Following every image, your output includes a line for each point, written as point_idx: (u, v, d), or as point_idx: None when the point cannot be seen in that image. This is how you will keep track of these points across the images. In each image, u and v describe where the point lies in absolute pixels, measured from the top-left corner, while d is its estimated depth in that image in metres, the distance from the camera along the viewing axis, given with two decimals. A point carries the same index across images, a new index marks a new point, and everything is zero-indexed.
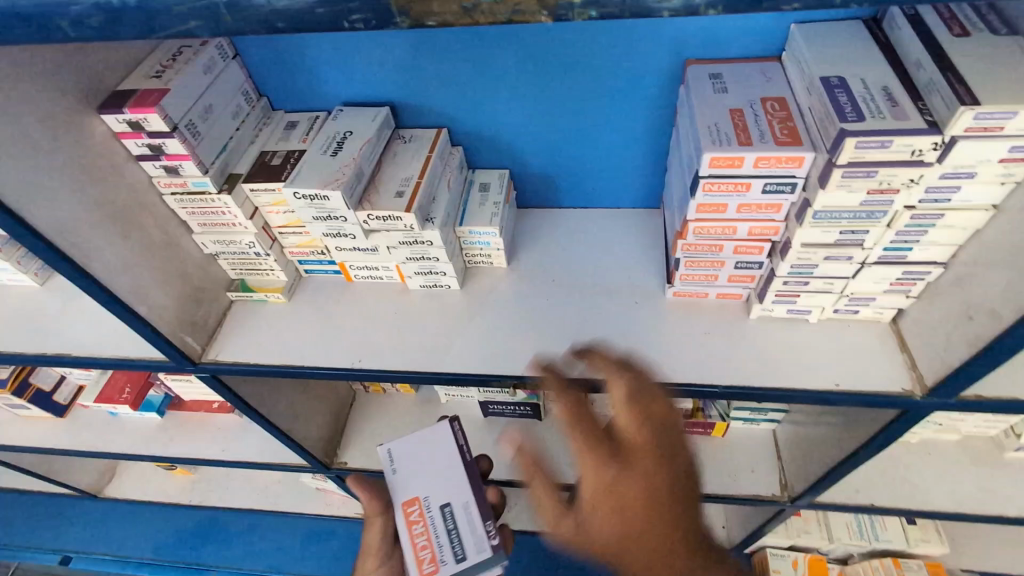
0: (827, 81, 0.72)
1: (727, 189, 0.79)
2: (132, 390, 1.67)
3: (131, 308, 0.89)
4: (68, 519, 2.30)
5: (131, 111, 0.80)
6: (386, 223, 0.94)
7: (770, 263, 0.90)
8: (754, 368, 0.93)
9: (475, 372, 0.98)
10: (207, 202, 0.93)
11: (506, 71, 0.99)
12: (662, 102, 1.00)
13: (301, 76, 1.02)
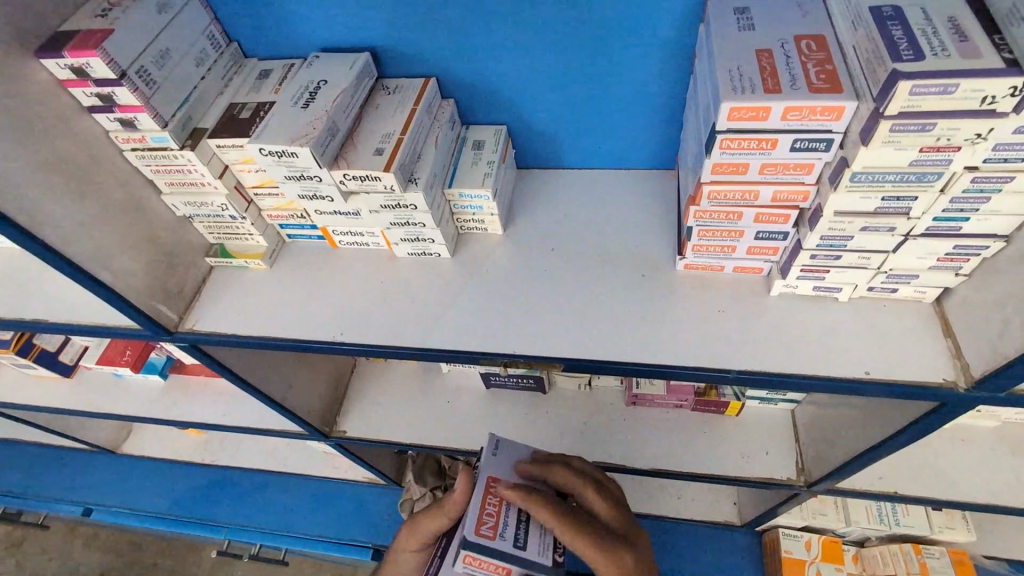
0: (878, 12, 0.59)
1: (749, 147, 0.67)
2: (133, 352, 1.65)
3: (91, 275, 0.82)
4: (88, 473, 2.36)
5: (71, 54, 0.72)
6: (364, 184, 0.85)
7: (797, 233, 0.78)
8: (772, 352, 0.83)
9: (463, 349, 0.90)
10: (169, 159, 0.85)
11: (501, 10, 0.86)
12: (679, 46, 0.87)
13: (273, 18, 0.92)
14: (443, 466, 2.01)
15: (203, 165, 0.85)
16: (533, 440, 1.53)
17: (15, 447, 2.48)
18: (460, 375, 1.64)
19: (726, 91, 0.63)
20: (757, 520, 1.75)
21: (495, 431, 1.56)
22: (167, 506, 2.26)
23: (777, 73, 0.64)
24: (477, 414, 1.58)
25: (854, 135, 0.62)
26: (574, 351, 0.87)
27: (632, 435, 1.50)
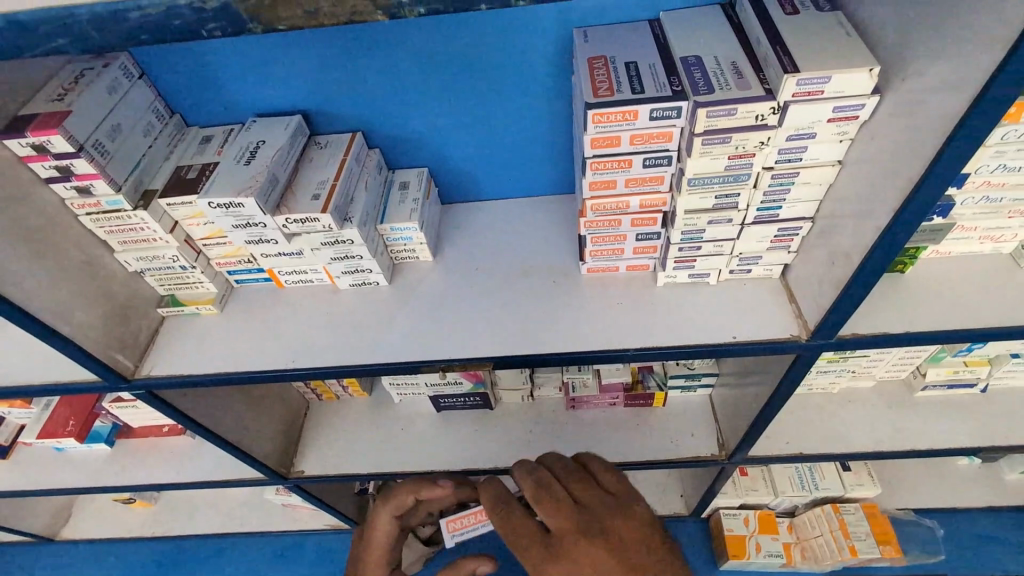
0: (684, 60, 0.80)
1: (612, 167, 0.86)
2: (76, 423, 1.64)
3: (52, 328, 0.90)
4: (24, 566, 2.22)
5: (33, 133, 0.82)
6: (305, 225, 0.98)
7: (665, 232, 0.97)
8: (662, 331, 1.00)
9: (405, 361, 1.03)
10: (124, 219, 0.95)
11: (411, 73, 1.04)
12: (559, 91, 1.08)
13: (211, 91, 1.05)
14: None
15: (156, 222, 0.96)
16: (485, 454, 1.64)
17: None
18: (411, 403, 1.73)
19: (584, 49, 0.89)
20: (701, 505, 1.90)
21: (449, 449, 1.65)
22: None
23: (615, 34, 0.91)
24: (430, 436, 1.67)
25: (666, 51, 0.86)
26: (502, 350, 1.02)
27: (575, 436, 1.64)
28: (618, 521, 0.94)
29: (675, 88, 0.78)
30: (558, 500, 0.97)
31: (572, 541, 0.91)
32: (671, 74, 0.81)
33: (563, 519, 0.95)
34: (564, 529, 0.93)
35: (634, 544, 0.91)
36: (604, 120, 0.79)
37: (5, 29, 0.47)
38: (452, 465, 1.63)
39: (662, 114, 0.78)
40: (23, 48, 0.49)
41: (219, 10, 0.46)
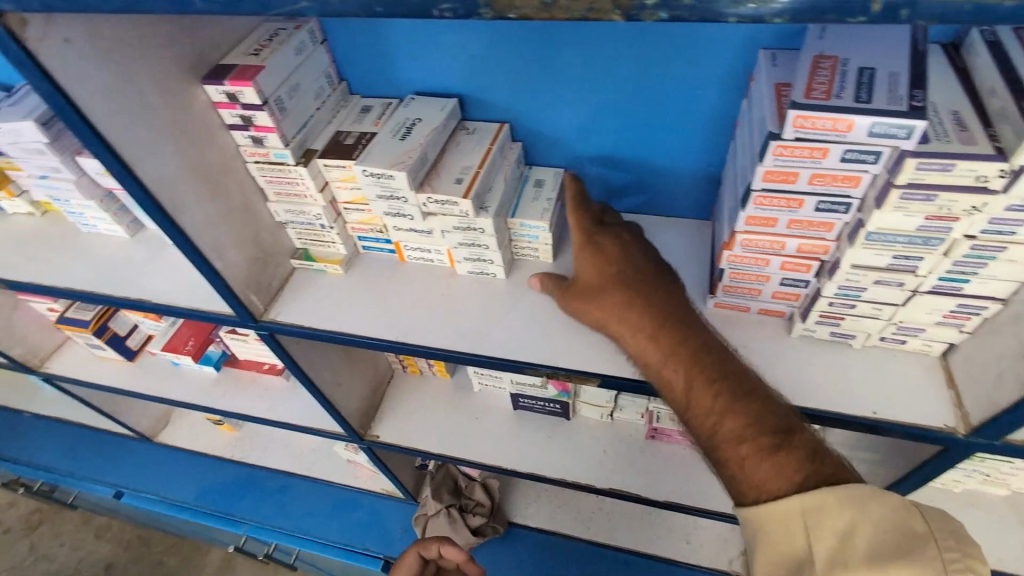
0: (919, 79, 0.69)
1: (779, 205, 0.80)
2: (195, 343, 1.81)
3: (210, 262, 0.98)
4: (125, 458, 2.52)
5: (230, 83, 0.89)
6: (444, 207, 0.99)
7: (817, 282, 0.89)
8: (790, 387, 0.93)
9: (512, 359, 1.03)
10: (285, 172, 1.02)
11: (574, 73, 1.02)
12: (725, 112, 1.01)
13: (379, 63, 1.10)
14: (459, 485, 2.10)
15: (311, 180, 1.02)
16: (553, 463, 1.62)
17: (62, 427, 2.65)
18: (489, 395, 1.74)
19: (773, 73, 0.82)
20: None
21: (519, 449, 1.65)
22: (193, 498, 2.40)
23: None
24: (503, 431, 1.68)
25: None
26: (611, 369, 0.99)
27: (649, 468, 1.58)
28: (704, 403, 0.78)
29: (915, 104, 0.65)
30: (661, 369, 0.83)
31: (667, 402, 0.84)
32: (915, 87, 0.68)
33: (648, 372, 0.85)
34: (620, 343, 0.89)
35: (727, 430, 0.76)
36: (787, 154, 0.73)
37: None
38: (519, 465, 1.62)
39: (857, 157, 0.70)
40: (270, 7, 0.52)
41: None
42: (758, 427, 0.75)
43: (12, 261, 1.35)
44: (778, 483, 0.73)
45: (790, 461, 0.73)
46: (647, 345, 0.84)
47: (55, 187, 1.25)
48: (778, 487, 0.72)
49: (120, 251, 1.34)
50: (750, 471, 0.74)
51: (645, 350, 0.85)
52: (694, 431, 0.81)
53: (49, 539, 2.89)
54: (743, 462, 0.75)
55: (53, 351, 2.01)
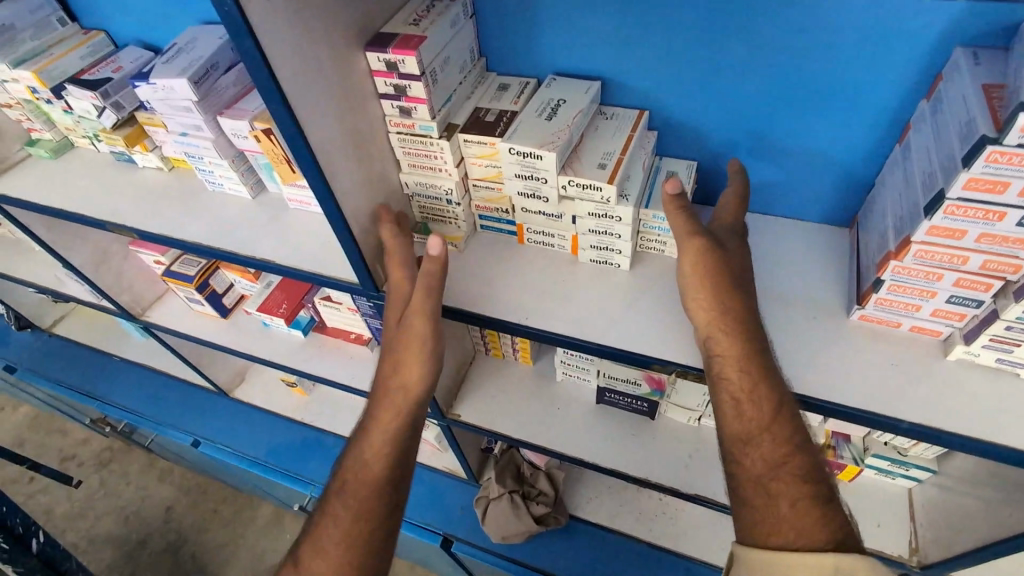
0: None
1: (974, 216, 0.74)
2: (288, 306, 1.86)
3: (349, 228, 0.99)
4: (204, 408, 2.67)
5: (394, 51, 0.90)
6: (585, 191, 0.97)
7: (993, 304, 0.82)
8: (947, 412, 0.87)
9: (638, 352, 1.00)
10: (426, 144, 1.02)
11: (731, 61, 0.98)
12: (893, 113, 0.95)
13: (524, 42, 1.08)
14: (523, 471, 2.10)
15: (451, 154, 1.02)
16: (634, 461, 1.59)
17: (148, 373, 2.81)
18: (571, 386, 1.73)
19: (976, 72, 0.76)
20: None
21: (599, 443, 1.63)
22: (262, 453, 2.51)
23: None
24: (584, 424, 1.66)
25: None
26: None
27: None
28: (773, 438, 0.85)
29: None
30: (752, 397, 0.87)
31: (731, 429, 0.88)
32: None
33: (728, 392, 0.90)
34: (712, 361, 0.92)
35: (784, 471, 0.83)
36: (1000, 160, 0.67)
37: None
38: (599, 460, 1.61)
39: None
40: None
41: None
42: (807, 483, 0.82)
43: (144, 212, 1.42)
44: (812, 533, 0.77)
45: (837, 519, 0.79)
46: (748, 370, 0.89)
47: (192, 144, 1.29)
48: (812, 538, 0.77)
49: (243, 211, 1.39)
50: (794, 511, 0.79)
51: (735, 366, 0.90)
52: (738, 460, 0.87)
53: (120, 478, 3.08)
54: (795, 501, 0.80)
55: (154, 301, 2.12)
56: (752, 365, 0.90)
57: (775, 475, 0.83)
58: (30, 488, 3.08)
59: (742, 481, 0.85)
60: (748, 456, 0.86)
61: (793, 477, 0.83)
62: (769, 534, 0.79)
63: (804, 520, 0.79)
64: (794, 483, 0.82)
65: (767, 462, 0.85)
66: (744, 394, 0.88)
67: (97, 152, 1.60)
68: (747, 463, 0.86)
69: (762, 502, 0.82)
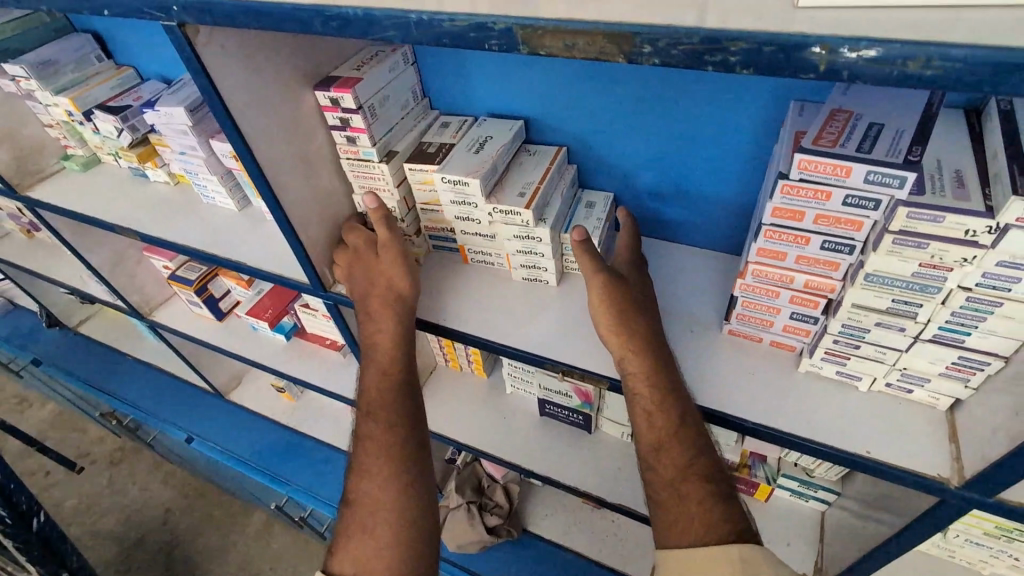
0: (923, 137, 0.75)
1: (788, 239, 0.87)
2: (273, 311, 2.05)
3: (296, 233, 1.18)
4: (202, 408, 2.87)
5: (335, 90, 1.09)
6: (507, 216, 1.13)
7: (824, 319, 0.94)
8: (789, 416, 0.98)
9: (535, 353, 1.15)
10: (370, 168, 1.20)
11: (624, 107, 1.14)
12: (761, 155, 1.09)
13: (459, 87, 1.28)
14: (483, 484, 2.20)
15: (389, 176, 1.20)
16: (570, 471, 1.70)
17: (156, 373, 3.05)
18: (520, 399, 1.85)
19: (796, 121, 0.90)
20: None
21: (539, 452, 1.74)
22: (247, 453, 2.69)
23: None
24: (527, 434, 1.78)
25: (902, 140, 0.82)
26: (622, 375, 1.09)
27: None
28: (685, 447, 0.97)
29: (911, 158, 0.72)
30: (661, 409, 0.98)
31: (643, 439, 1.00)
32: (917, 144, 0.74)
33: (640, 410, 1.00)
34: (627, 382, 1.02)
35: (689, 473, 0.96)
36: (792, 194, 0.81)
37: (362, 19, 0.67)
38: (537, 468, 1.71)
39: (858, 203, 0.77)
40: (368, 33, 0.69)
41: (504, 33, 0.61)
42: (712, 482, 0.95)
43: (149, 219, 1.65)
44: (721, 528, 0.91)
45: (729, 513, 0.93)
46: (654, 383, 1.00)
47: (189, 162, 1.52)
48: (720, 532, 0.90)
49: (230, 221, 1.60)
50: (705, 511, 0.92)
51: (647, 382, 1.00)
52: (655, 467, 0.98)
53: (126, 475, 3.28)
54: (703, 501, 0.94)
55: (161, 303, 2.36)
56: (660, 379, 1.00)
57: (683, 478, 0.95)
58: (45, 480, 3.31)
59: (662, 486, 0.97)
60: (664, 463, 0.97)
61: (694, 475, 0.96)
62: (685, 536, 0.91)
63: (719, 520, 0.92)
64: (703, 487, 0.95)
65: (678, 468, 0.96)
66: (654, 407, 0.99)
67: (119, 168, 1.86)
68: (660, 468, 0.97)
69: (670, 502, 0.95)
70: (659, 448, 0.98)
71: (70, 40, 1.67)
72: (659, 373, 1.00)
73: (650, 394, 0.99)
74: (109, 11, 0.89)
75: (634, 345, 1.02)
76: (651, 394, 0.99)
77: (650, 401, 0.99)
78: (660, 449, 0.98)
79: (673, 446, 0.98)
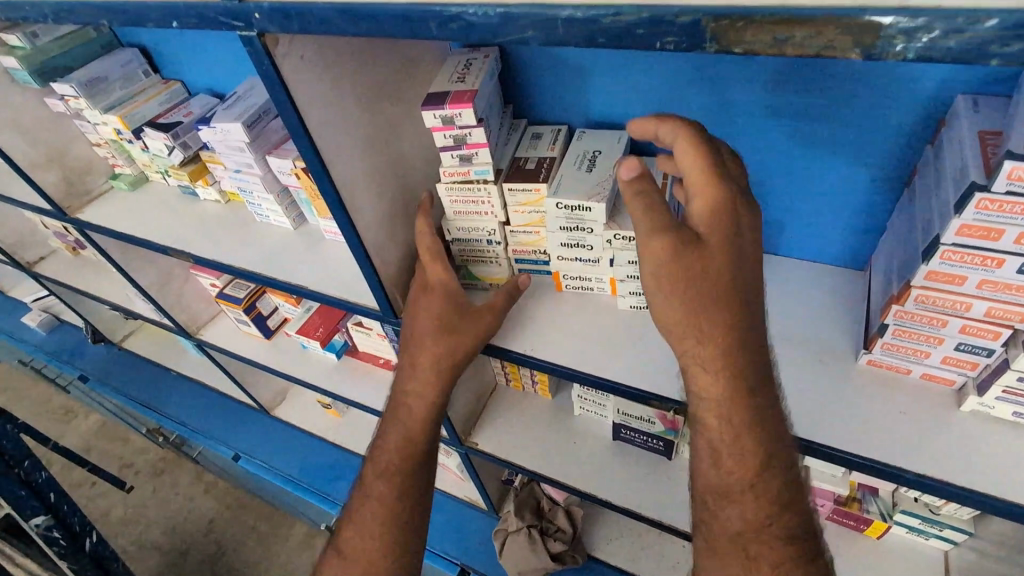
0: None
1: (972, 261, 0.73)
2: (324, 330, 1.96)
3: (369, 256, 1.08)
4: (246, 424, 2.82)
5: (450, 106, 0.95)
6: (630, 242, 1.00)
7: (1005, 353, 0.79)
8: (960, 466, 0.83)
9: (640, 387, 1.02)
10: (472, 190, 1.06)
11: (738, 105, 1.01)
12: (902, 160, 0.95)
13: (544, 90, 1.16)
14: (542, 507, 2.06)
15: (497, 199, 1.05)
16: (651, 501, 1.57)
17: (200, 388, 3.01)
18: (589, 422, 1.73)
19: (973, 119, 0.76)
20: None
21: (615, 480, 1.62)
22: (295, 471, 2.63)
23: None
24: (600, 460, 1.66)
25: None
26: None
27: None
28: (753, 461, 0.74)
29: None
30: (729, 414, 0.74)
31: (711, 430, 0.75)
32: None
33: (712, 392, 0.74)
34: (693, 353, 0.75)
35: (768, 481, 0.74)
36: (990, 208, 0.67)
37: (493, 20, 0.56)
38: (614, 498, 1.59)
39: None
40: (498, 35, 0.58)
41: (688, 26, 0.49)
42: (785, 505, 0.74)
43: (202, 239, 1.58)
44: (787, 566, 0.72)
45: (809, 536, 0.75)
46: (718, 377, 0.74)
47: (244, 180, 1.44)
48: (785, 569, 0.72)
49: (285, 240, 1.52)
50: (768, 539, 0.73)
51: (710, 375, 0.75)
52: (716, 480, 0.76)
53: (170, 487, 3.24)
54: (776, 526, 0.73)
55: (208, 320, 2.30)
56: (722, 369, 0.74)
57: (761, 479, 0.74)
58: (92, 491, 3.31)
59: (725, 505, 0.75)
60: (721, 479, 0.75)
61: (775, 472, 0.74)
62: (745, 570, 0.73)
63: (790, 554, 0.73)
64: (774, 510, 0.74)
65: (754, 466, 0.74)
66: (717, 407, 0.75)
67: (166, 185, 1.79)
68: (726, 485, 0.75)
69: (740, 506, 0.74)
70: (720, 462, 0.75)
71: (120, 54, 1.62)
72: (729, 364, 0.73)
73: (723, 389, 0.74)
74: (181, 21, 0.80)
75: (704, 319, 0.74)
76: (719, 391, 0.74)
77: (713, 400, 0.75)
78: (724, 460, 0.75)
79: (751, 455, 0.74)
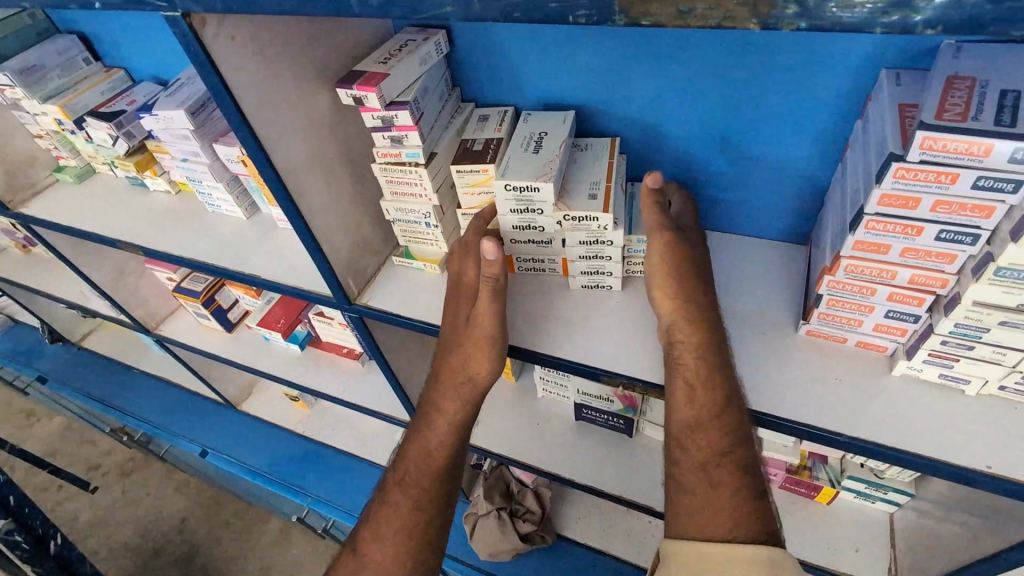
0: None
1: (895, 230, 0.75)
2: (285, 321, 1.93)
3: (318, 243, 1.06)
4: (214, 421, 2.77)
5: (357, 88, 0.95)
6: (579, 223, 1.01)
7: (929, 318, 0.83)
8: (890, 428, 0.87)
9: (591, 364, 1.04)
10: (406, 172, 1.06)
11: (680, 84, 1.02)
12: (837, 134, 0.98)
13: (490, 70, 1.15)
14: (512, 489, 2.08)
15: (430, 180, 1.05)
16: (614, 478, 1.60)
17: (165, 386, 2.95)
18: (553, 403, 1.75)
19: (897, 92, 0.79)
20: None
21: (580, 459, 1.64)
22: (264, 466, 2.60)
23: None
24: (564, 440, 1.68)
25: None
26: None
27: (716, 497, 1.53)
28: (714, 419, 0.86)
29: None
30: (704, 383, 0.88)
31: (687, 368, 0.90)
32: None
33: (688, 340, 0.91)
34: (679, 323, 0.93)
35: (727, 441, 0.84)
36: (908, 177, 0.69)
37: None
38: (579, 477, 1.61)
39: (993, 184, 0.66)
40: (415, 12, 0.57)
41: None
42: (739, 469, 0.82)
43: (151, 231, 1.54)
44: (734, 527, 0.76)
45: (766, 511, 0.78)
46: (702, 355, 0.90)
47: (191, 169, 1.41)
48: (730, 531, 0.76)
49: (238, 230, 1.49)
50: (720, 496, 0.79)
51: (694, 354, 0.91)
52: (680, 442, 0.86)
53: (139, 486, 3.18)
54: (734, 489, 0.80)
55: (168, 315, 2.25)
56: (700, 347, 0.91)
57: (723, 429, 0.85)
58: (58, 495, 3.22)
59: (686, 465, 0.84)
60: (684, 437, 0.87)
61: (739, 429, 0.85)
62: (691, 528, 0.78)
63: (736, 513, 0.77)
64: (728, 470, 0.82)
65: (720, 402, 0.87)
66: (696, 379, 0.89)
67: (114, 176, 1.73)
68: (690, 446, 0.85)
69: (702, 441, 0.84)
70: (686, 424, 0.87)
71: (57, 41, 1.55)
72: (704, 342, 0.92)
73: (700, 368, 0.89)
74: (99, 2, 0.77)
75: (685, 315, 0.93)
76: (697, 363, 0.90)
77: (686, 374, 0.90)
78: (689, 422, 0.87)
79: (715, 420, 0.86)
